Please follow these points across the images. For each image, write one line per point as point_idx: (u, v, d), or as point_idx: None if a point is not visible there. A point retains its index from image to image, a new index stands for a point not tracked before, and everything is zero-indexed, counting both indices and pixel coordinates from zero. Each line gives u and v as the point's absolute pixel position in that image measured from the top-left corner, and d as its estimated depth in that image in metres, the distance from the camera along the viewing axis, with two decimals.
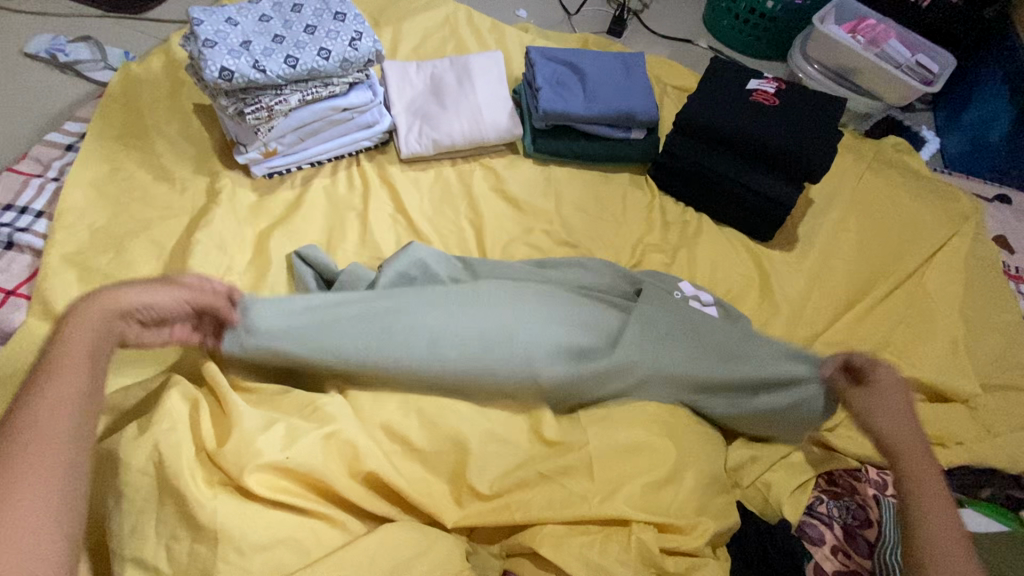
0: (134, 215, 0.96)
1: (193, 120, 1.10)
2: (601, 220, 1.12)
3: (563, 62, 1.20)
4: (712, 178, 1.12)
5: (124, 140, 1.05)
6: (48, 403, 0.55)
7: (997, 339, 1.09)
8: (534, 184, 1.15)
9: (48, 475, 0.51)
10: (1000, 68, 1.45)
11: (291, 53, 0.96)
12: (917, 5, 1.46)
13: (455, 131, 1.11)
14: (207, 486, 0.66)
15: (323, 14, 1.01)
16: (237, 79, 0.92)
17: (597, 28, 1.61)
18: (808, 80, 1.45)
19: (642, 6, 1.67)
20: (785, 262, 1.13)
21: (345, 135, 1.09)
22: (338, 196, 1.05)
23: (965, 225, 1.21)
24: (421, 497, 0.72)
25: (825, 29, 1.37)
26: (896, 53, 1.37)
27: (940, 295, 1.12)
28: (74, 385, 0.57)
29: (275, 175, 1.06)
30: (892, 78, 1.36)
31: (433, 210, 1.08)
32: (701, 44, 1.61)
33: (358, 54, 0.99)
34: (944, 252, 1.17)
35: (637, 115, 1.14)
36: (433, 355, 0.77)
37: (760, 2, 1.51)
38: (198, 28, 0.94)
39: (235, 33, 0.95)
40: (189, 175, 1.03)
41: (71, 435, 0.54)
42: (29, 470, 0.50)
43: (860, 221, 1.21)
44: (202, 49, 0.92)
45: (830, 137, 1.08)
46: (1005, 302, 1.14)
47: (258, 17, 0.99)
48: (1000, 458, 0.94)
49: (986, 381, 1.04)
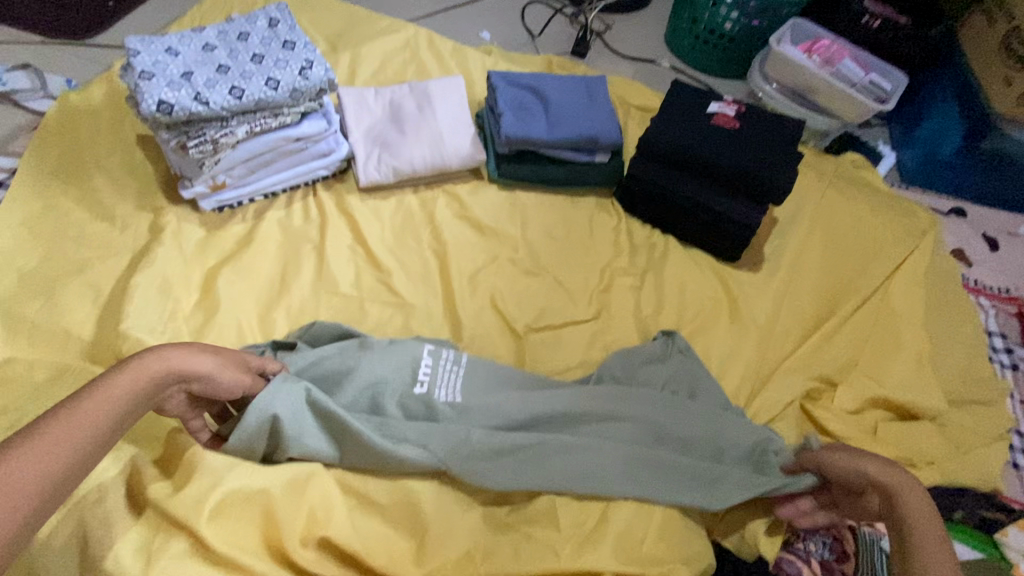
0: (68, 257, 0.92)
1: (136, 152, 1.05)
2: (569, 246, 1.16)
3: (524, 86, 1.23)
4: (677, 199, 1.15)
5: (60, 175, 1.00)
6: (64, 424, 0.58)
7: (960, 352, 1.17)
8: (500, 211, 1.18)
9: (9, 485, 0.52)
10: (950, 83, 1.60)
11: (237, 83, 0.89)
12: (868, 23, 1.63)
13: (415, 158, 1.12)
14: (142, 558, 0.63)
15: (272, 43, 0.94)
16: (177, 113, 0.85)
17: (561, 49, 1.78)
18: (767, 98, 1.64)
19: (604, 27, 1.87)
20: (752, 283, 1.17)
21: (301, 165, 1.06)
22: (293, 229, 1.04)
23: (923, 239, 1.29)
24: (380, 557, 0.69)
25: (783, 50, 1.55)
26: (850, 73, 1.55)
27: (904, 307, 1.19)
28: (81, 428, 0.58)
29: (225, 209, 1.03)
30: (850, 97, 1.53)
31: (394, 240, 1.09)
32: (663, 63, 1.81)
33: (309, 84, 0.93)
34: (907, 266, 1.24)
35: (600, 139, 1.17)
36: (461, 444, 0.76)
37: (719, 24, 1.71)
38: (135, 59, 0.86)
39: (176, 64, 0.87)
40: (130, 212, 0.98)
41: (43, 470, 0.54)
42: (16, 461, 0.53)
43: (822, 239, 1.27)
44: (138, 81, 0.84)
45: (791, 158, 1.11)
46: (964, 316, 1.22)
47: (201, 47, 0.91)
48: (971, 476, 0.99)
49: (954, 396, 1.11)
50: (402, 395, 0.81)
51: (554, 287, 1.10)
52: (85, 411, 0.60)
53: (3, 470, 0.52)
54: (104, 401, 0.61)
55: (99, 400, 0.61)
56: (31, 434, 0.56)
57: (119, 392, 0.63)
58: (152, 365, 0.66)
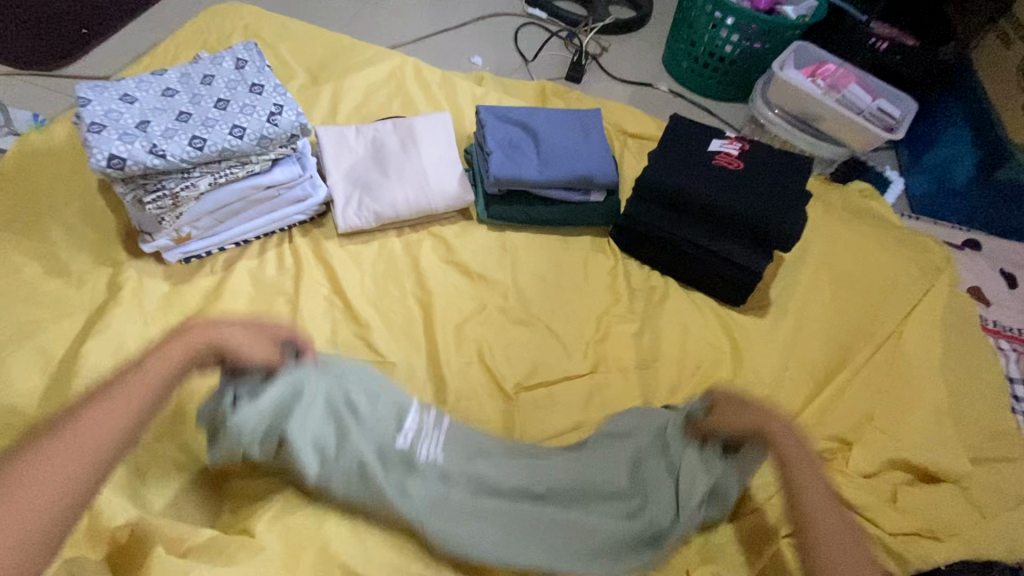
0: (16, 319, 0.84)
1: (97, 199, 0.98)
2: (562, 292, 1.09)
3: (514, 121, 1.16)
4: (677, 244, 1.08)
5: (14, 226, 0.93)
6: (118, 403, 0.64)
7: (981, 403, 1.09)
8: (489, 254, 1.10)
9: (74, 448, 0.59)
10: (959, 108, 1.56)
11: (198, 133, 0.82)
12: (875, 47, 1.57)
13: (398, 201, 1.05)
14: None
15: (238, 86, 0.88)
16: (130, 167, 0.78)
17: (556, 73, 1.71)
18: (770, 124, 1.57)
19: (600, 50, 1.80)
20: (758, 330, 1.10)
21: (274, 211, 0.99)
22: (265, 280, 0.97)
23: (938, 277, 1.22)
24: None
25: (785, 76, 1.49)
26: (857, 99, 1.48)
27: (921, 353, 1.11)
28: (132, 407, 0.65)
29: (192, 260, 0.96)
30: (856, 124, 1.46)
31: (374, 290, 1.02)
32: (661, 87, 1.75)
33: (278, 130, 0.86)
34: (922, 309, 1.17)
35: (595, 178, 1.10)
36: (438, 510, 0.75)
37: (718, 46, 1.64)
38: (85, 109, 0.79)
39: (131, 113, 0.81)
40: (88, 266, 0.91)
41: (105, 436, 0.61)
42: (77, 431, 0.60)
43: (831, 280, 1.20)
44: (87, 134, 0.77)
45: (798, 200, 1.05)
46: (985, 362, 1.14)
47: (160, 93, 0.85)
48: (997, 549, 0.91)
49: (977, 453, 1.03)
50: (383, 446, 0.77)
51: (547, 339, 1.02)
52: (138, 387, 0.67)
53: (69, 445, 0.59)
54: (149, 379, 0.68)
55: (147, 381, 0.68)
56: (92, 410, 0.63)
57: (176, 355, 0.71)
58: (197, 338, 0.74)
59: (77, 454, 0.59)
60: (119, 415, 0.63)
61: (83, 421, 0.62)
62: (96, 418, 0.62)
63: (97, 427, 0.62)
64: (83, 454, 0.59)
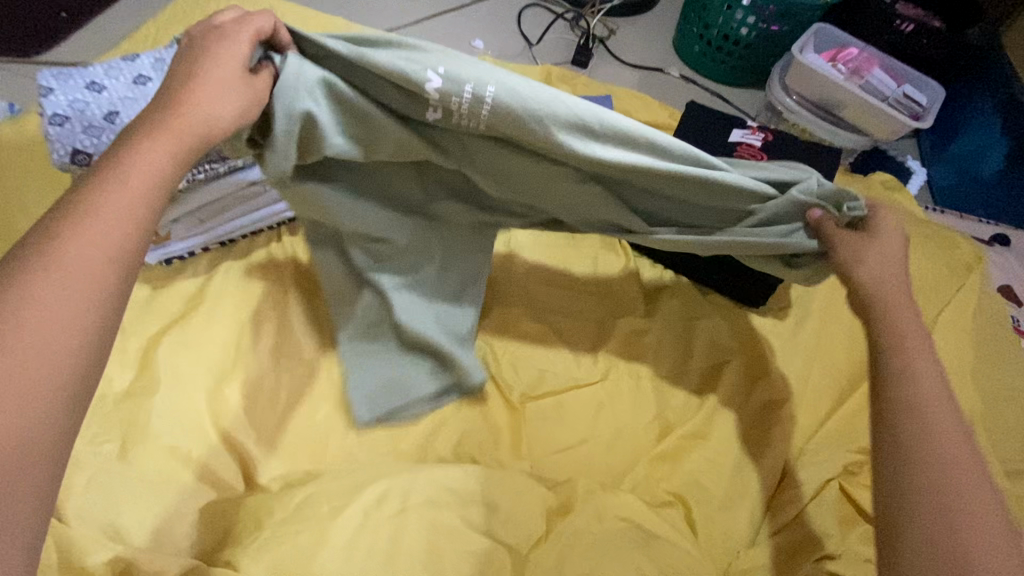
0: None
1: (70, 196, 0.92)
2: (570, 293, 1.02)
3: None
4: None
5: None
6: (94, 223, 0.47)
7: (1014, 411, 1.03)
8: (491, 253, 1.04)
9: (65, 285, 0.44)
10: (989, 95, 1.46)
11: None
12: (900, 29, 1.46)
13: None
14: None
15: None
16: None
17: (561, 58, 1.63)
18: (787, 111, 1.48)
19: (608, 32, 1.71)
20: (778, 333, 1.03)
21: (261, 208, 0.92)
22: (251, 284, 0.90)
23: (968, 277, 1.15)
24: None
25: (806, 60, 1.40)
26: (881, 86, 1.40)
27: (951, 358, 1.04)
28: (124, 219, 0.49)
29: (173, 261, 0.91)
30: (881, 113, 1.38)
31: None
32: (672, 72, 1.66)
33: None
34: (951, 311, 1.10)
35: None
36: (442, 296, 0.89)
37: (733, 29, 1.55)
38: (47, 100, 0.72)
39: (98, 104, 0.74)
40: None
41: (108, 264, 0.46)
42: (58, 268, 0.44)
43: None
44: (49, 128, 0.72)
45: None
46: (1017, 368, 1.08)
47: (132, 79, 0.77)
48: None
49: (1011, 465, 0.96)
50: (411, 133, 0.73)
51: (553, 345, 0.96)
52: (125, 204, 0.50)
53: (52, 278, 0.44)
54: (130, 182, 0.51)
55: (130, 186, 0.51)
56: (65, 228, 0.47)
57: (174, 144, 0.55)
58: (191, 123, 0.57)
59: (73, 289, 0.44)
60: (114, 236, 0.48)
61: (59, 262, 0.45)
62: (82, 236, 0.46)
63: (79, 267, 0.45)
64: (80, 288, 0.44)
